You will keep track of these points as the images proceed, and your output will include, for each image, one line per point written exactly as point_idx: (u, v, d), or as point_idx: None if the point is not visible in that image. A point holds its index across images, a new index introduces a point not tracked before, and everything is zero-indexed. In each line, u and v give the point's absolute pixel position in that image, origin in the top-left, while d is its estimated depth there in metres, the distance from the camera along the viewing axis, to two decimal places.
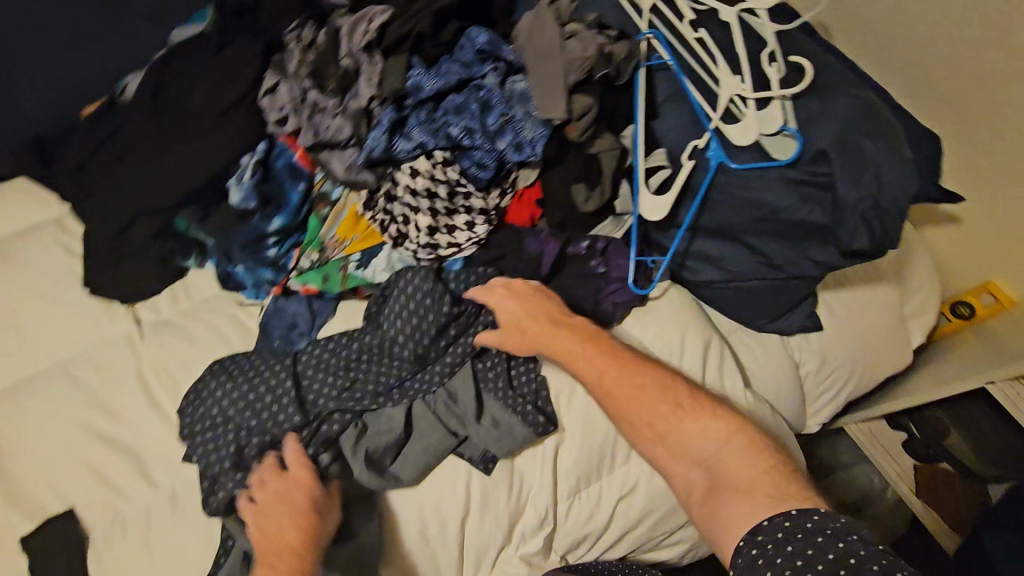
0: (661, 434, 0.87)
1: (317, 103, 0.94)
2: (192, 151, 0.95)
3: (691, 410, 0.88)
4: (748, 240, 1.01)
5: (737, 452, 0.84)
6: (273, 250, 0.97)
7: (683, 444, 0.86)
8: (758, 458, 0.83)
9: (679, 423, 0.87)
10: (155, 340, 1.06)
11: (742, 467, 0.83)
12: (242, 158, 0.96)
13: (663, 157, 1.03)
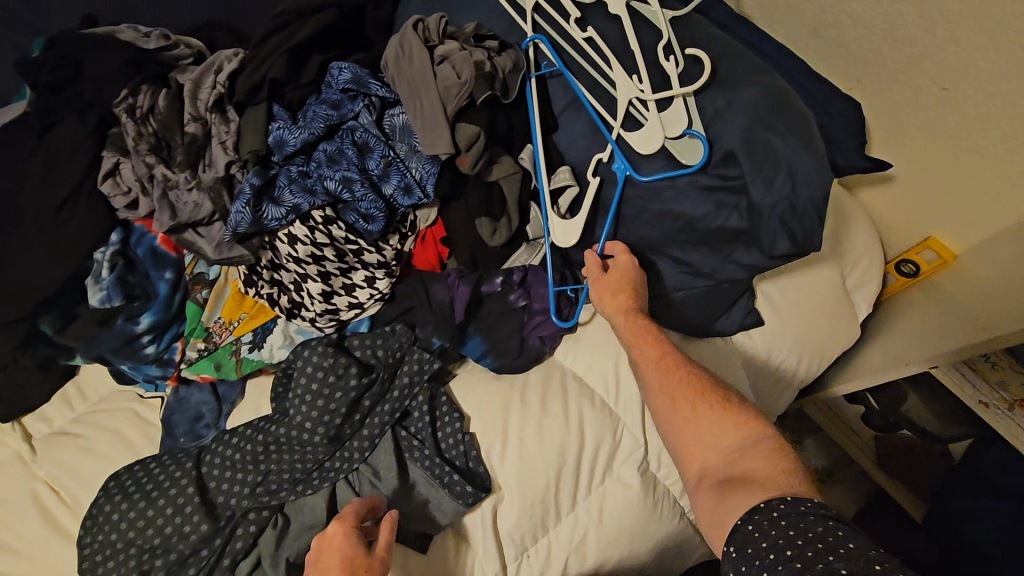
0: (673, 426, 0.80)
1: (168, 179, 0.86)
2: (31, 252, 0.83)
3: (708, 398, 0.80)
4: (670, 251, 0.94)
5: (745, 440, 0.76)
6: (150, 348, 0.87)
7: (696, 432, 0.78)
8: (766, 447, 0.74)
9: (696, 408, 0.79)
10: (48, 455, 0.96)
11: (749, 457, 0.74)
12: (95, 255, 0.87)
13: (569, 175, 0.95)
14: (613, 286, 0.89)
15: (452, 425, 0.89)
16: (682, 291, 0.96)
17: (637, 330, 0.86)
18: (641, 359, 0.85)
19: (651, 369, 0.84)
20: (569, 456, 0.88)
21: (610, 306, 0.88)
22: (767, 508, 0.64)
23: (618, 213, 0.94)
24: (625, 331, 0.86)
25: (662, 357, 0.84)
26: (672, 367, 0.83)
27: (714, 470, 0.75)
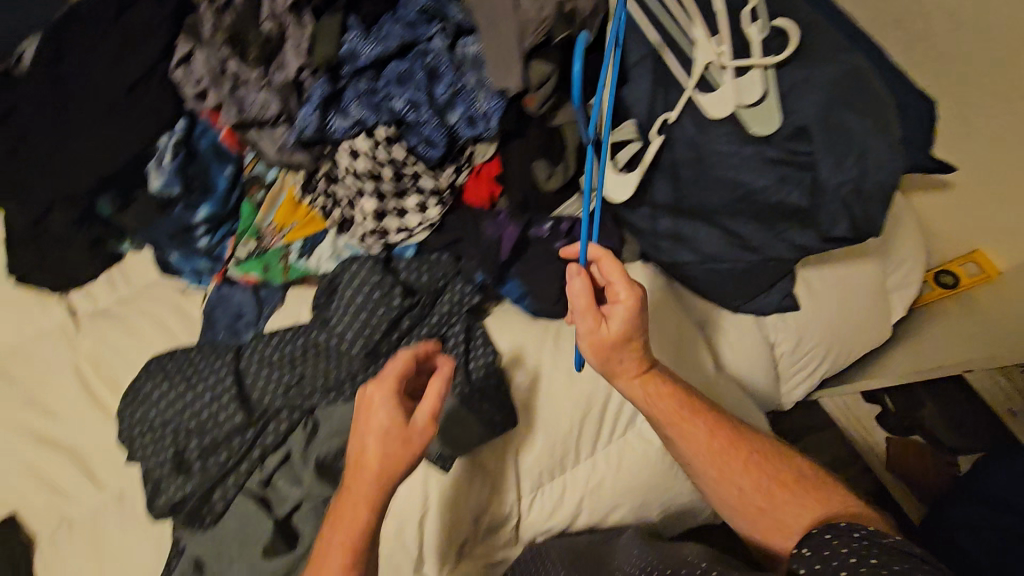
0: (742, 504, 0.82)
1: (238, 76, 0.85)
2: (103, 132, 0.85)
3: (761, 459, 0.83)
4: (721, 221, 0.94)
5: (804, 488, 0.80)
6: (205, 239, 0.90)
7: (762, 498, 0.80)
8: (822, 488, 0.80)
9: (755, 479, 0.81)
10: (93, 331, 0.99)
11: (817, 504, 0.78)
12: (159, 139, 0.89)
13: (632, 130, 0.92)
14: (625, 346, 0.80)
15: (484, 358, 0.91)
16: (727, 263, 0.97)
17: (676, 403, 0.83)
18: (688, 438, 0.83)
19: (699, 438, 0.83)
20: (596, 402, 0.91)
21: (638, 389, 0.83)
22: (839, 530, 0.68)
23: (678, 174, 0.92)
24: (670, 417, 0.83)
25: (709, 436, 0.83)
26: (729, 452, 0.83)
27: (790, 525, 0.78)
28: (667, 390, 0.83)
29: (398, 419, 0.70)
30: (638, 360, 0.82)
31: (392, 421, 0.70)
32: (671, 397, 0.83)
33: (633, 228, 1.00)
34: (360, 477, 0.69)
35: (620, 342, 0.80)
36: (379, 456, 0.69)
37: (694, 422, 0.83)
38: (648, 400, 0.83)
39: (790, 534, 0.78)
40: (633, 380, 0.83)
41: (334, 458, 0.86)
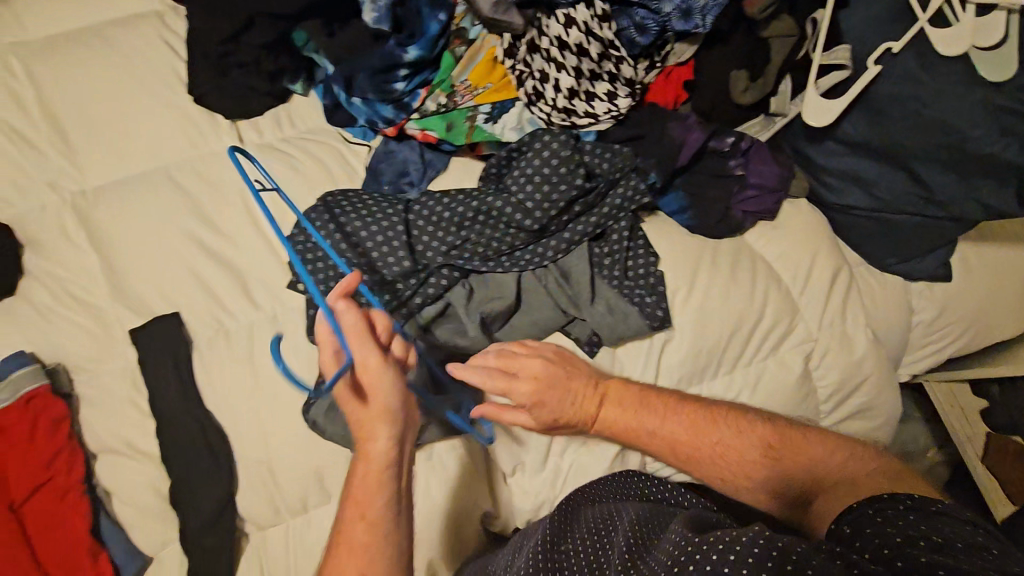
0: (743, 486, 0.76)
1: None
2: None
3: (709, 419, 0.80)
4: (914, 167, 0.90)
5: (776, 439, 0.76)
6: (401, 84, 0.92)
7: (763, 474, 0.75)
8: (796, 433, 0.76)
9: (735, 451, 0.77)
10: (259, 160, 1.00)
11: (815, 454, 0.73)
12: None
13: (846, 55, 0.89)
14: (567, 370, 0.83)
15: (645, 258, 0.91)
16: (902, 213, 0.94)
17: (589, 411, 0.83)
18: (667, 428, 0.81)
19: (649, 418, 0.82)
20: (745, 323, 0.91)
21: (616, 411, 0.83)
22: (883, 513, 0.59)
23: (882, 110, 0.89)
24: (653, 435, 0.81)
25: (670, 422, 0.81)
26: (678, 437, 0.80)
27: (791, 482, 0.73)
28: (579, 406, 0.83)
29: (374, 375, 0.70)
30: (554, 379, 0.82)
31: (366, 373, 0.70)
32: (609, 394, 0.83)
33: (809, 162, 0.98)
34: (366, 417, 0.70)
35: (551, 415, 0.82)
36: (381, 397, 0.70)
37: (636, 408, 0.83)
38: (623, 408, 0.83)
39: (793, 498, 0.73)
40: (592, 408, 0.83)
41: (490, 321, 0.88)
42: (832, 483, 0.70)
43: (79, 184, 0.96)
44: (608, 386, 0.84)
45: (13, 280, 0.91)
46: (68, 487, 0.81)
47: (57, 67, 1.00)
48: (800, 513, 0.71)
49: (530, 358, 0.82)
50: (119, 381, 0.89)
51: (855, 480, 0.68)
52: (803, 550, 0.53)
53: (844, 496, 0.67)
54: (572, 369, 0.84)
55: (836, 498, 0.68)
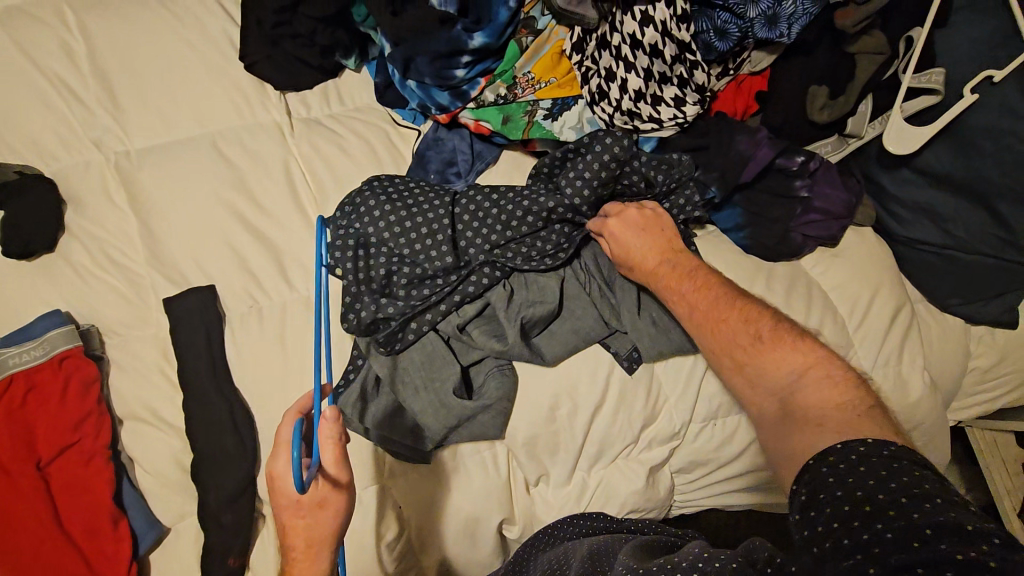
0: (732, 376, 0.73)
1: None
2: None
3: (731, 312, 0.75)
4: (997, 207, 0.84)
5: (785, 354, 0.70)
6: (460, 72, 0.88)
7: (750, 372, 0.71)
8: (804, 350, 0.70)
9: (752, 347, 0.72)
10: (306, 135, 0.97)
11: (809, 371, 0.68)
12: None
13: (938, 80, 0.82)
14: (663, 250, 0.82)
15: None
16: (979, 253, 0.88)
17: (678, 275, 0.80)
18: (727, 339, 0.74)
19: (701, 301, 0.77)
20: None
21: (668, 276, 0.80)
22: (845, 452, 0.56)
23: (971, 142, 0.83)
24: (695, 312, 0.77)
25: (710, 313, 0.76)
26: (704, 319, 0.76)
27: (773, 371, 0.70)
28: (665, 279, 0.81)
29: (322, 492, 0.62)
30: (654, 254, 0.82)
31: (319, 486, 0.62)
32: (681, 270, 0.81)
33: (881, 189, 0.92)
34: (298, 506, 0.62)
35: (652, 275, 0.81)
36: (317, 509, 0.62)
37: (698, 289, 0.78)
38: (691, 301, 0.78)
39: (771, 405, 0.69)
40: (675, 296, 0.79)
41: (529, 327, 0.84)
42: (805, 407, 0.65)
43: (123, 144, 0.95)
44: (692, 264, 0.81)
45: (52, 235, 0.89)
46: (93, 452, 0.81)
47: (110, 22, 0.97)
48: (770, 418, 0.68)
49: (633, 238, 0.83)
50: (151, 349, 0.88)
51: (832, 413, 0.63)
52: (724, 559, 0.57)
53: (807, 429, 0.63)
54: (669, 238, 0.83)
55: (802, 425, 0.64)
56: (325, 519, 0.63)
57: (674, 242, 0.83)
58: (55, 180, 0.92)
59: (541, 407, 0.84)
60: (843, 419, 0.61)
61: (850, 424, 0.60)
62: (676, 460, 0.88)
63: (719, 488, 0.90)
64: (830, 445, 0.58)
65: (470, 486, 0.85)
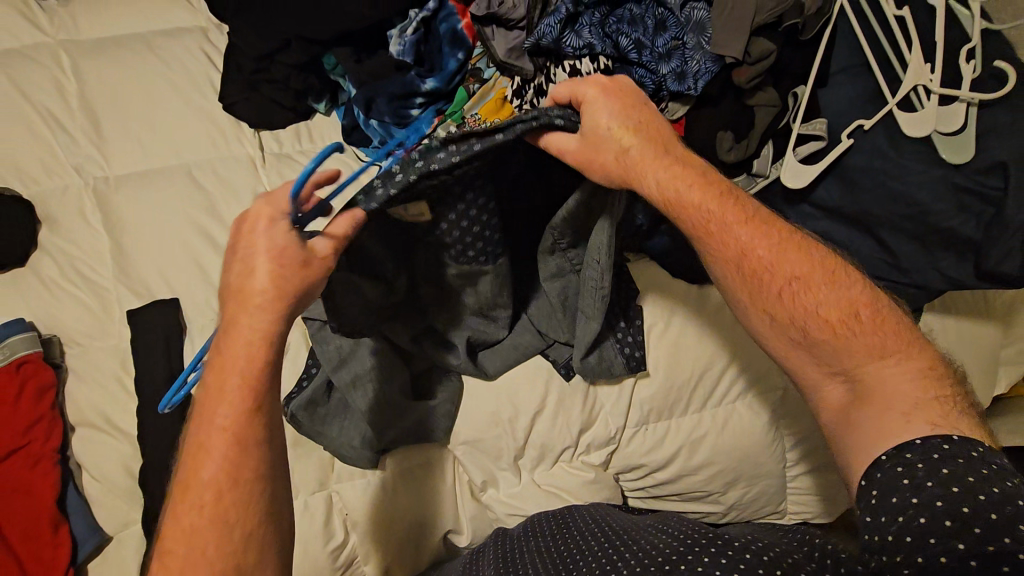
0: (794, 355, 0.65)
1: None
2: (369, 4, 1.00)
3: (813, 273, 0.65)
4: (881, 235, 0.96)
5: (872, 336, 0.62)
6: (416, 111, 1.01)
7: (815, 345, 0.64)
8: (889, 327, 0.63)
9: (827, 324, 0.63)
10: (277, 168, 1.06)
11: (896, 350, 0.61)
12: (410, 12, 1.02)
13: (823, 128, 0.98)
14: (653, 149, 0.67)
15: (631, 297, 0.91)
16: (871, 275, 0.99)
17: (712, 195, 0.67)
18: (776, 282, 0.65)
19: (768, 247, 0.65)
20: (716, 363, 0.94)
21: (654, 178, 0.66)
22: (927, 447, 0.54)
23: (854, 180, 0.97)
24: (746, 261, 0.66)
25: (775, 282, 0.65)
26: (762, 281, 0.65)
27: (850, 354, 0.62)
28: (710, 208, 0.66)
29: (263, 305, 0.58)
30: (642, 153, 0.66)
31: (262, 295, 0.58)
32: (705, 186, 0.67)
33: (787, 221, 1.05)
34: (238, 318, 0.58)
35: (659, 187, 0.66)
36: (249, 331, 0.57)
37: (739, 223, 0.66)
38: (739, 247, 0.66)
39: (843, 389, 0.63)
40: (731, 247, 0.66)
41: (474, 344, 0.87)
42: (886, 396, 0.59)
43: (102, 170, 1.02)
44: (728, 184, 0.69)
45: (26, 250, 0.95)
46: (42, 454, 0.83)
47: (101, 65, 1.08)
48: (834, 399, 0.63)
49: (604, 143, 0.66)
50: (110, 359, 0.92)
51: (913, 399, 0.58)
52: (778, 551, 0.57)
53: (881, 422, 0.58)
54: (652, 119, 0.69)
55: (880, 408, 0.59)
56: (233, 349, 0.57)
57: (655, 131, 0.68)
58: (32, 202, 0.99)
59: (485, 410, 0.90)
60: (921, 405, 0.57)
61: (925, 415, 0.57)
62: (613, 465, 0.93)
63: (654, 493, 0.95)
64: (906, 441, 0.55)
65: (413, 485, 0.89)
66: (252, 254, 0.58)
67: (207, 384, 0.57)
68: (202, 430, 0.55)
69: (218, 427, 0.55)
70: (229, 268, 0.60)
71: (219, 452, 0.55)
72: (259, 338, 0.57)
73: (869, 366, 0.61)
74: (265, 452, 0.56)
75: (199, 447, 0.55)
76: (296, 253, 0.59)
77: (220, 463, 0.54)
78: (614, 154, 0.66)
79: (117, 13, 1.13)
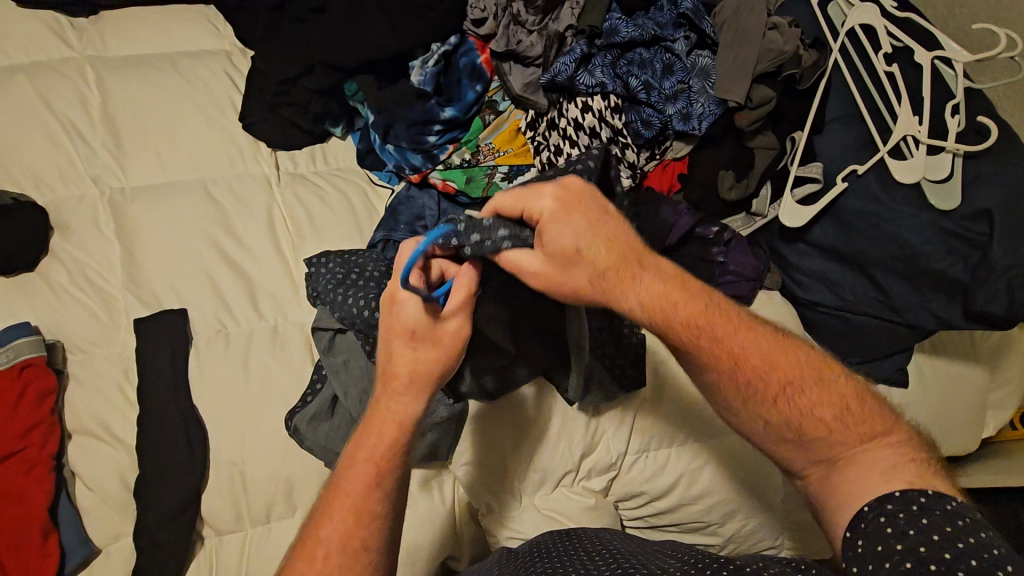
0: (779, 443, 0.65)
1: (517, 16, 1.05)
2: (393, 36, 1.05)
3: (804, 377, 0.65)
4: (874, 275, 1.00)
5: (862, 424, 0.63)
6: (432, 138, 1.04)
7: (807, 441, 0.64)
8: (877, 417, 0.64)
9: (821, 424, 0.63)
10: (292, 186, 1.08)
11: (882, 436, 0.63)
12: (433, 45, 1.08)
13: (818, 171, 1.03)
14: (626, 269, 0.66)
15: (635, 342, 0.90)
16: (862, 314, 1.03)
17: (697, 306, 0.67)
18: (759, 374, 0.65)
19: (761, 352, 0.66)
20: (717, 395, 0.95)
21: (634, 299, 0.66)
22: (904, 499, 0.57)
23: (848, 222, 1.01)
24: (738, 373, 0.65)
25: (770, 388, 0.65)
26: (758, 389, 0.65)
27: (836, 439, 0.63)
28: (700, 322, 0.66)
29: (402, 388, 0.64)
30: (617, 276, 0.65)
31: (408, 375, 0.64)
32: (691, 302, 0.67)
33: (783, 258, 1.09)
34: (380, 406, 0.65)
35: (644, 307, 0.66)
36: (395, 414, 0.64)
37: (727, 333, 0.66)
38: (732, 357, 0.65)
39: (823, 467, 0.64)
40: (725, 354, 0.65)
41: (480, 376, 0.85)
42: (868, 465, 0.61)
43: (118, 182, 1.04)
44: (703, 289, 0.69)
45: (35, 256, 0.95)
46: (37, 461, 0.82)
47: (125, 82, 1.11)
48: (814, 476, 0.64)
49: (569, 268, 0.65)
50: (113, 367, 0.91)
51: (890, 464, 0.61)
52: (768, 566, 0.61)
53: (865, 486, 0.60)
54: (617, 231, 0.67)
55: (858, 477, 0.61)
56: (374, 424, 0.64)
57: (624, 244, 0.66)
58: (46, 210, 1.00)
59: (489, 430, 0.90)
60: (898, 469, 0.60)
61: (907, 475, 0.59)
62: (613, 492, 0.94)
63: (650, 522, 0.96)
64: (885, 493, 0.58)
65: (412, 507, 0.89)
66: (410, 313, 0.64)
67: (351, 442, 0.66)
68: (339, 485, 0.63)
69: (352, 489, 0.62)
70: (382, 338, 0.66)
71: (346, 510, 0.62)
72: (395, 417, 0.64)
73: (853, 445, 0.63)
74: (382, 525, 0.63)
75: (337, 487, 0.63)
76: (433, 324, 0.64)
77: (342, 527, 0.61)
78: (589, 276, 0.65)
79: (145, 32, 1.17)
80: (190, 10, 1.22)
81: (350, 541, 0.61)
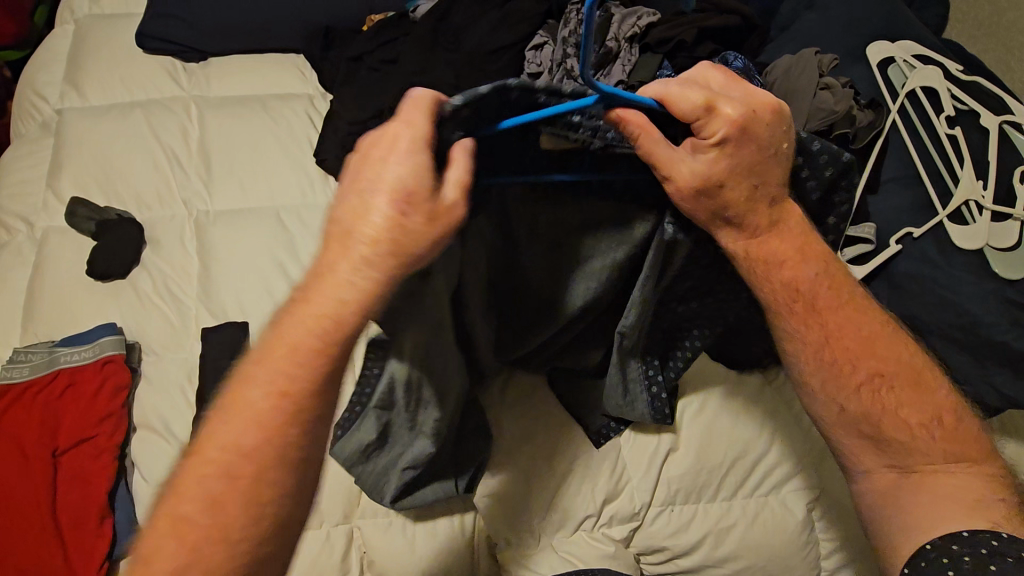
0: (859, 447, 0.69)
1: (571, 70, 1.09)
2: (459, 84, 1.14)
3: (900, 375, 0.68)
4: (931, 342, 0.95)
5: (952, 442, 0.66)
6: None
7: (885, 442, 0.67)
8: (971, 442, 0.67)
9: (907, 427, 0.67)
10: None
11: (955, 462, 0.66)
12: (490, 94, 1.15)
13: (871, 232, 0.99)
14: (754, 209, 0.61)
15: (685, 355, 0.85)
16: None
17: (808, 272, 0.65)
18: (858, 368, 0.67)
19: (855, 340, 0.67)
20: (745, 457, 0.92)
21: (742, 244, 0.63)
22: (974, 538, 0.58)
23: (901, 285, 0.98)
24: (826, 351, 0.67)
25: (856, 373, 0.67)
26: (842, 374, 0.67)
27: (928, 455, 0.66)
28: (803, 290, 0.66)
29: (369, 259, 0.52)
30: (743, 207, 0.61)
31: (365, 243, 0.52)
32: (803, 264, 0.65)
33: None
34: (342, 252, 0.53)
35: (748, 252, 0.64)
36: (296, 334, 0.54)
37: (828, 308, 0.67)
38: (826, 331, 0.67)
39: (894, 471, 0.67)
40: (819, 330, 0.66)
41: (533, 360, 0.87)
42: (937, 493, 0.64)
43: (205, 205, 1.17)
44: (827, 261, 0.67)
45: (128, 265, 1.08)
46: (106, 447, 0.91)
47: (223, 119, 1.25)
48: (881, 482, 0.68)
49: (704, 202, 0.59)
50: (178, 370, 1.00)
51: (975, 495, 0.63)
52: None
53: (937, 508, 0.63)
54: (771, 165, 0.60)
55: (928, 506, 0.64)
56: (323, 291, 0.54)
57: (770, 188, 0.61)
58: (142, 225, 1.13)
59: (505, 468, 0.91)
60: (982, 503, 0.62)
61: (986, 513, 0.61)
62: (635, 543, 0.91)
63: None
64: (956, 533, 0.60)
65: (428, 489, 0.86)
66: (381, 167, 0.52)
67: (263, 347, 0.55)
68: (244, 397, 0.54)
69: (292, 332, 0.54)
70: (342, 199, 0.54)
71: (274, 355, 0.54)
72: (346, 296, 0.53)
73: (936, 446, 0.66)
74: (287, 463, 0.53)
75: (281, 330, 0.55)
76: (425, 194, 0.52)
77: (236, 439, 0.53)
78: (712, 206, 0.60)
79: (240, 76, 1.32)
80: (281, 57, 1.36)
81: (262, 402, 0.53)
